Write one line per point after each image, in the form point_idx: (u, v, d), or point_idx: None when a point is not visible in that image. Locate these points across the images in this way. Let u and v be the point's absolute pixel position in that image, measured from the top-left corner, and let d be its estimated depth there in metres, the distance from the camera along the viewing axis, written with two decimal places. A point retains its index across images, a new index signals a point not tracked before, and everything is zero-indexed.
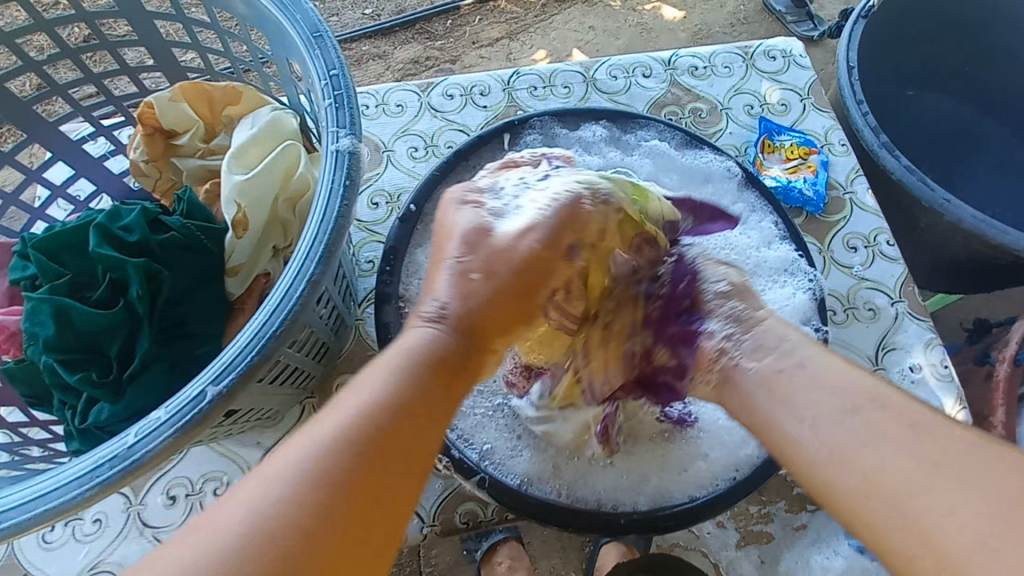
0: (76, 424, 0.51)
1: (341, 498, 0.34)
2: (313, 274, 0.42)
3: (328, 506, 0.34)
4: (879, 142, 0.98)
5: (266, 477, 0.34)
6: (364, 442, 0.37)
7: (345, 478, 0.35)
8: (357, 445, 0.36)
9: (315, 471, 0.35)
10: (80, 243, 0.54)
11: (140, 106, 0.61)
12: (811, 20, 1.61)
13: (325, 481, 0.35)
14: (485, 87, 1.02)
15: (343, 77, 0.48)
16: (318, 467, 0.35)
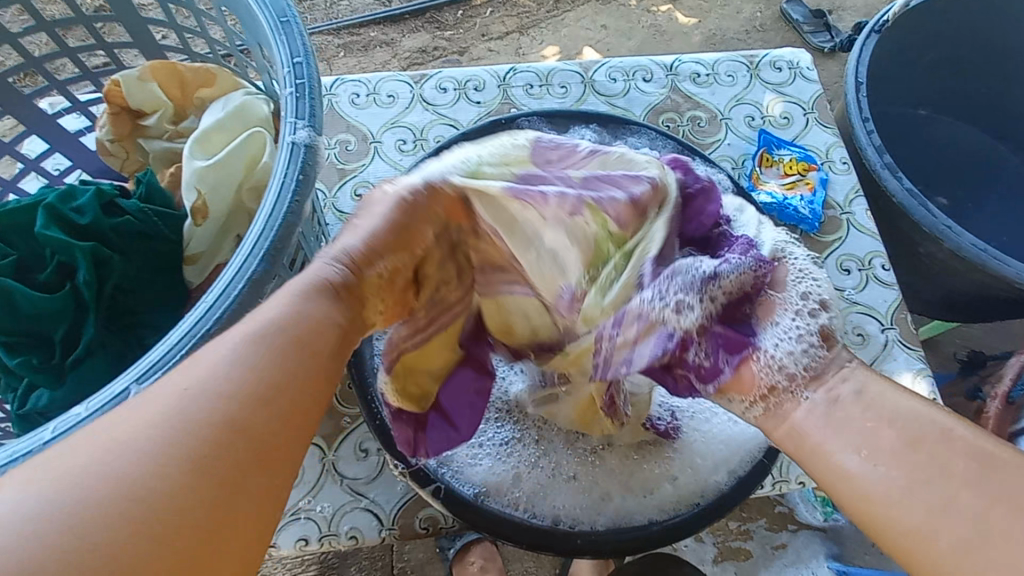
0: (15, 408, 0.49)
1: (207, 456, 0.30)
2: (255, 271, 0.40)
3: (183, 480, 0.29)
4: (881, 163, 0.95)
5: (113, 445, 0.29)
6: (233, 389, 0.33)
7: (210, 455, 0.31)
8: (232, 393, 0.33)
9: (169, 439, 0.30)
10: (28, 222, 0.53)
11: (107, 84, 0.60)
12: (827, 31, 1.57)
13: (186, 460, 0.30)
14: (481, 82, 0.99)
15: (307, 66, 0.46)
16: (185, 434, 0.30)
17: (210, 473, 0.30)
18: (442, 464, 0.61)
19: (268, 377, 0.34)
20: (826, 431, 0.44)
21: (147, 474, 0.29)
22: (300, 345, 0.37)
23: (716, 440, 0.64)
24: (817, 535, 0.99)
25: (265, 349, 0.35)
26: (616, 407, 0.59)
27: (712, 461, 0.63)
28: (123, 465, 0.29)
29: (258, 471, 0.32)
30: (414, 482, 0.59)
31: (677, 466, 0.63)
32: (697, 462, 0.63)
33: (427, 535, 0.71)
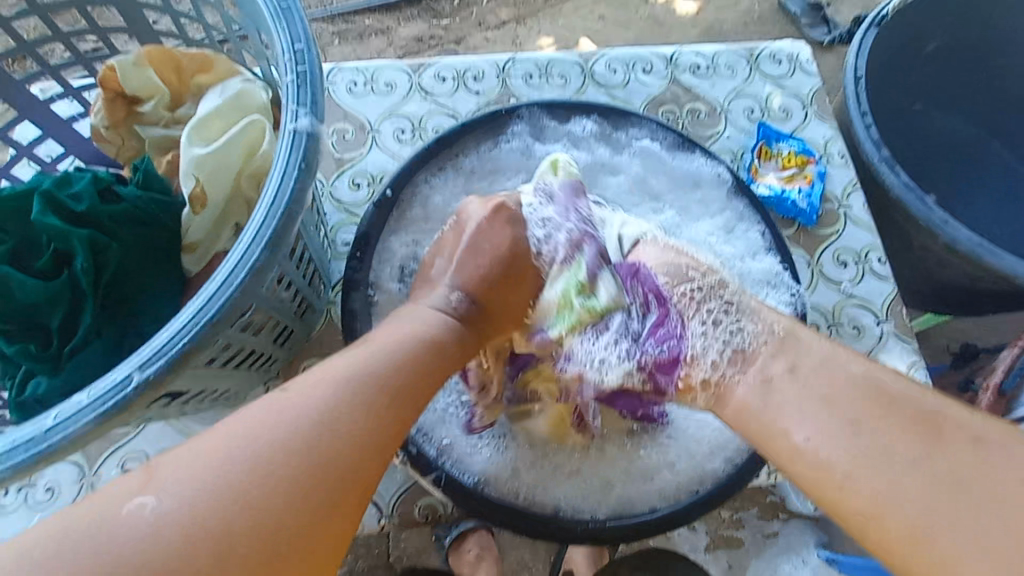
0: (12, 397, 0.49)
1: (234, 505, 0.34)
2: (258, 260, 0.39)
3: (278, 496, 0.35)
4: (880, 157, 0.96)
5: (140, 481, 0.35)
6: (330, 425, 0.38)
7: (278, 491, 0.35)
8: (330, 426, 0.38)
9: (227, 468, 0.35)
10: (23, 208, 0.52)
11: (103, 68, 0.59)
12: (826, 24, 1.57)
13: (277, 477, 0.35)
14: (479, 72, 0.98)
15: (308, 52, 0.45)
16: (280, 456, 0.36)
17: (300, 495, 0.36)
18: (442, 453, 0.62)
19: (355, 418, 0.40)
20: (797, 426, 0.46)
21: (243, 487, 0.35)
22: (375, 393, 0.42)
23: (707, 427, 0.66)
24: (808, 524, 1.00)
25: (351, 389, 0.41)
26: (584, 417, 0.64)
27: (706, 448, 0.64)
28: (208, 481, 0.34)
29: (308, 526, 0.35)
30: (414, 469, 0.59)
31: (671, 452, 0.64)
32: (692, 448, 0.64)
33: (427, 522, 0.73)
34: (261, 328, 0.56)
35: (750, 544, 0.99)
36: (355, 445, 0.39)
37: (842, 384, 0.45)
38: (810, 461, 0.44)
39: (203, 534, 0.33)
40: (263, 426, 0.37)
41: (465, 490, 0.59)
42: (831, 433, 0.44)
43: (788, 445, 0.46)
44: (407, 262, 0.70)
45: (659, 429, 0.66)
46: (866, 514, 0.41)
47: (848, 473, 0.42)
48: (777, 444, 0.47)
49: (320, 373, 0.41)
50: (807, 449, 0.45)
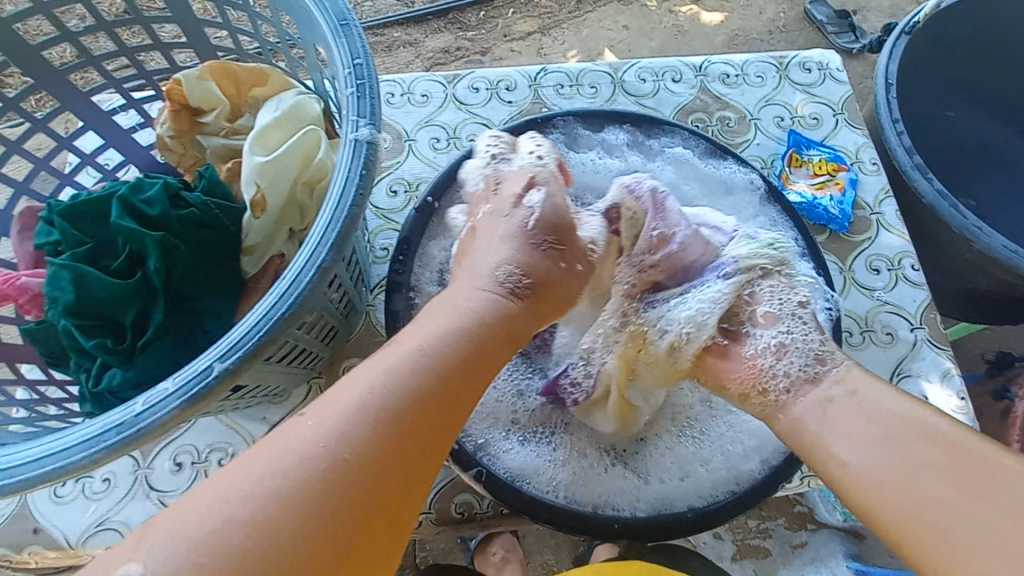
0: (88, 387, 0.53)
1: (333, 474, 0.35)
2: (324, 260, 0.42)
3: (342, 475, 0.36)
4: (913, 163, 0.95)
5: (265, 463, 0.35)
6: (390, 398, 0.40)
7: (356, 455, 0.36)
8: (363, 448, 0.37)
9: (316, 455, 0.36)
10: (102, 212, 0.56)
11: (170, 82, 0.63)
12: (852, 32, 1.56)
13: (351, 465, 0.36)
14: (512, 82, 1.01)
15: (367, 66, 0.48)
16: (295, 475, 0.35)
17: (363, 490, 0.36)
18: (479, 448, 0.63)
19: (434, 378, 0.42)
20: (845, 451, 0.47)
21: (331, 472, 0.35)
22: (453, 359, 0.44)
23: (745, 429, 0.67)
24: (837, 535, 0.99)
25: (406, 370, 0.41)
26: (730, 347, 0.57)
27: (743, 449, 0.65)
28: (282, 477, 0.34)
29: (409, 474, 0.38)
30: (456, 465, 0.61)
31: (710, 452, 0.66)
32: (729, 449, 0.65)
33: (462, 521, 0.74)
34: (312, 327, 0.59)
35: (779, 552, 0.98)
36: (438, 395, 0.41)
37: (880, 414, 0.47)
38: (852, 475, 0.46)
39: (313, 487, 0.34)
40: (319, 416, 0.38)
41: (504, 485, 0.60)
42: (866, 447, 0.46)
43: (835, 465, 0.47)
44: (446, 267, 0.73)
45: (709, 423, 0.68)
46: (896, 527, 0.42)
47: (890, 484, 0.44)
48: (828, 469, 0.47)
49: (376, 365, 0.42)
50: (856, 466, 0.46)
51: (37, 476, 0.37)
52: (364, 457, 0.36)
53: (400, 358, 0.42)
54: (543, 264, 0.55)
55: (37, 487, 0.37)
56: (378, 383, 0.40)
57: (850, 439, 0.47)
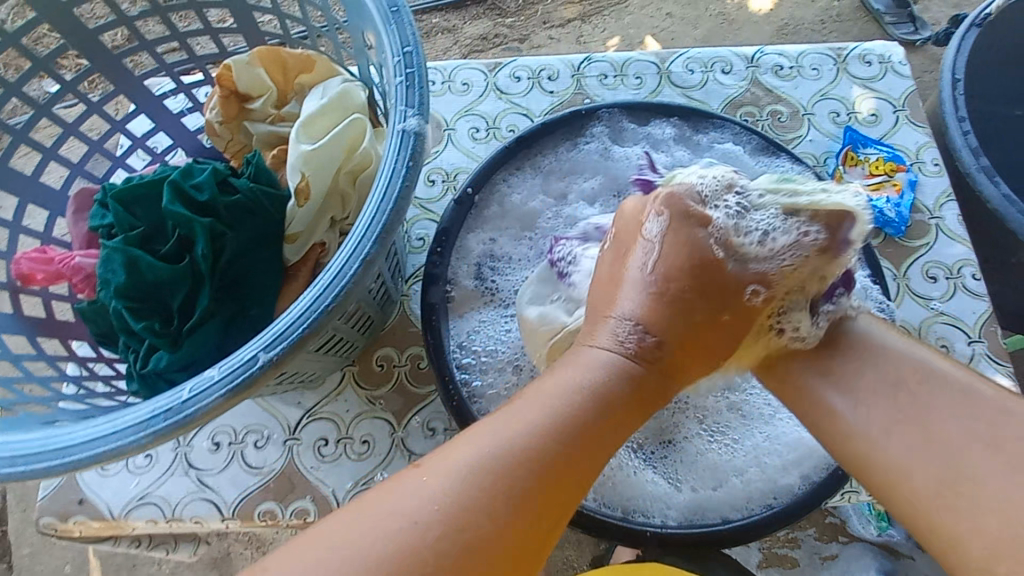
0: (137, 368, 0.54)
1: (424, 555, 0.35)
2: (369, 254, 0.42)
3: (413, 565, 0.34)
4: (978, 166, 0.89)
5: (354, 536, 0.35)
6: (478, 478, 0.38)
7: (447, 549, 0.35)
8: (449, 536, 0.35)
9: (406, 534, 0.35)
10: (153, 196, 0.57)
11: (219, 68, 0.63)
12: (913, 22, 1.47)
13: (432, 536, 0.35)
14: (554, 72, 0.99)
15: (416, 55, 0.47)
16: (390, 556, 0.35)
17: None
18: None
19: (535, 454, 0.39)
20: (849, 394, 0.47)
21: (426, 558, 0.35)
22: (566, 432, 0.40)
23: (784, 441, 0.64)
24: (872, 550, 0.95)
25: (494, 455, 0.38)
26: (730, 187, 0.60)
27: (781, 462, 0.63)
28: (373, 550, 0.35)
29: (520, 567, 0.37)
30: None
31: (747, 461, 0.63)
32: (768, 460, 0.63)
33: None
34: (351, 317, 0.59)
35: (808, 564, 0.96)
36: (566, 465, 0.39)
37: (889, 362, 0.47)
38: (849, 427, 0.46)
39: (412, 566, 0.34)
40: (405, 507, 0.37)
41: None
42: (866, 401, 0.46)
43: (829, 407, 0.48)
44: (483, 261, 0.72)
45: (748, 431, 0.65)
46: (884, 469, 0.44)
47: (884, 433, 0.44)
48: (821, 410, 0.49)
49: (474, 441, 0.40)
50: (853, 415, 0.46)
51: (90, 456, 0.38)
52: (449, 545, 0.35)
53: (512, 428, 0.40)
54: (667, 315, 0.48)
55: (88, 467, 0.38)
56: (481, 465, 0.38)
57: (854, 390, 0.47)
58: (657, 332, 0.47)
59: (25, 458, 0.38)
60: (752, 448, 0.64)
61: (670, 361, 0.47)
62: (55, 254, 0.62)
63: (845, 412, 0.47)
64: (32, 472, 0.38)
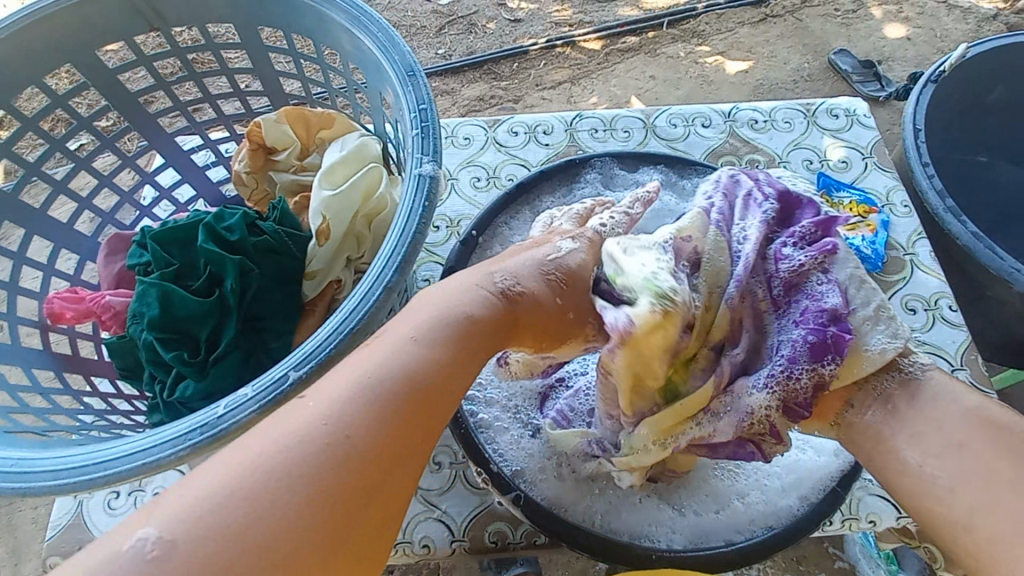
0: (163, 397, 0.57)
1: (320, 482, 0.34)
2: (389, 282, 0.46)
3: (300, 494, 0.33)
4: (945, 206, 0.96)
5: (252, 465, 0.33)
6: (371, 415, 0.37)
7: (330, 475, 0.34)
8: (330, 464, 0.34)
9: (285, 464, 0.34)
10: (187, 237, 0.62)
11: (250, 125, 0.70)
12: (878, 80, 1.61)
13: (325, 464, 0.34)
14: (549, 127, 1.07)
15: (431, 111, 0.54)
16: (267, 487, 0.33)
17: (324, 502, 0.33)
18: (518, 474, 0.65)
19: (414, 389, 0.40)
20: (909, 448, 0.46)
21: (303, 478, 0.34)
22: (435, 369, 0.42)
23: (783, 464, 0.66)
24: None
25: (381, 386, 0.39)
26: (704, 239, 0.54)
27: (781, 484, 0.64)
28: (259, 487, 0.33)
29: (386, 487, 0.36)
30: (495, 488, 0.62)
31: (747, 486, 0.65)
32: (768, 483, 0.65)
33: (496, 550, 0.73)
34: None
35: None
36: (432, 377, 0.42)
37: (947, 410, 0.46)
38: (917, 480, 0.45)
39: (295, 491, 0.33)
40: (286, 426, 0.36)
41: (543, 512, 0.61)
42: (934, 451, 0.45)
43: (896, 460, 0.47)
44: None
45: (748, 457, 0.68)
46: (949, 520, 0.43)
47: (952, 485, 0.43)
48: (886, 458, 0.48)
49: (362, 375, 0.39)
50: (917, 468, 0.46)
51: (129, 469, 0.40)
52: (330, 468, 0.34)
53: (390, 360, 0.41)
54: (541, 284, 0.51)
55: (126, 480, 0.41)
56: (365, 385, 0.39)
57: (914, 440, 0.46)
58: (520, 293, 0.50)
59: (68, 472, 0.41)
60: (755, 473, 0.66)
61: (522, 316, 0.50)
62: (86, 294, 0.66)
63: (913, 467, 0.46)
64: (76, 485, 0.41)
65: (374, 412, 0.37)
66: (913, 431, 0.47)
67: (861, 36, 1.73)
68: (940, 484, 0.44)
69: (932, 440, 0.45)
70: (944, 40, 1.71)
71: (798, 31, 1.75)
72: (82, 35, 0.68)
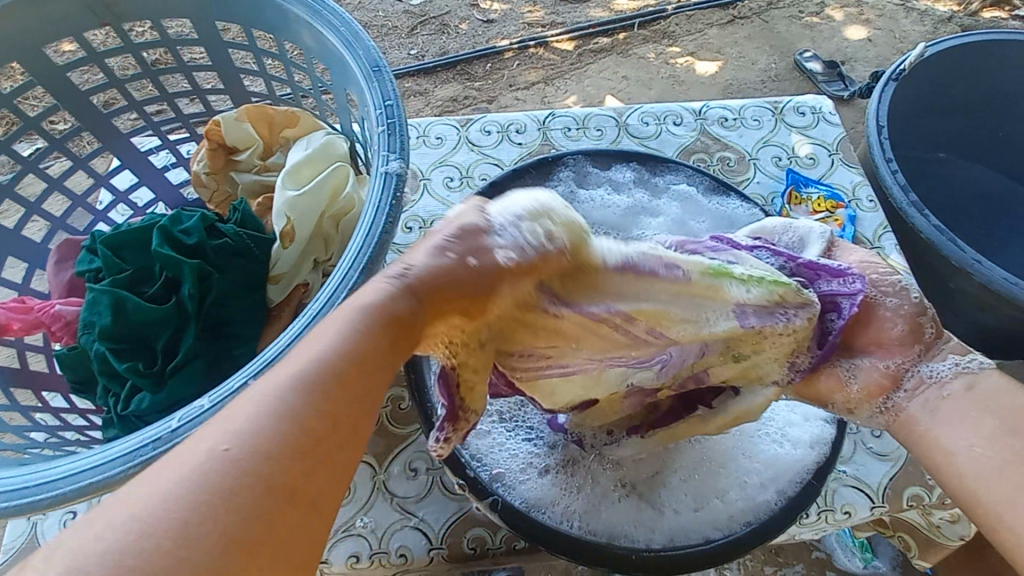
0: (117, 410, 0.54)
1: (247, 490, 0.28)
2: (355, 283, 0.45)
3: (240, 501, 0.28)
4: (908, 201, 0.98)
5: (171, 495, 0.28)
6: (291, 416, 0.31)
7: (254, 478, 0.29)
8: (262, 470, 0.29)
9: (215, 487, 0.28)
10: (142, 241, 0.59)
11: (209, 124, 0.67)
12: (842, 80, 1.65)
13: (251, 467, 0.29)
14: (522, 126, 1.07)
15: (397, 107, 0.53)
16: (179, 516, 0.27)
17: (261, 490, 0.29)
18: (495, 478, 0.63)
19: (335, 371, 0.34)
20: (958, 439, 0.50)
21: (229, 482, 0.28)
22: (354, 357, 0.35)
23: (760, 458, 0.66)
24: None
25: (313, 377, 0.33)
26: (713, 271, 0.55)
27: (759, 479, 0.65)
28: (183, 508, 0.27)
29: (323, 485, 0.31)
30: (472, 495, 0.61)
31: (726, 483, 0.65)
32: (746, 479, 0.65)
33: (474, 557, 0.71)
34: None
35: None
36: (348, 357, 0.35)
37: (991, 401, 0.50)
38: (961, 465, 0.49)
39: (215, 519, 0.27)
40: (215, 433, 0.30)
41: (521, 515, 0.60)
42: (984, 440, 0.48)
43: (943, 448, 0.50)
44: None
45: (729, 454, 0.67)
46: (990, 507, 0.46)
47: (1003, 472, 0.46)
48: (936, 452, 0.51)
49: (294, 368, 0.33)
50: (962, 454, 0.49)
51: (75, 490, 0.38)
52: (262, 473, 0.29)
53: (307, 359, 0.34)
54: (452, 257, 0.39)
55: (74, 500, 0.38)
56: (283, 400, 0.32)
57: (961, 429, 0.50)
58: (470, 267, 0.40)
59: (8, 495, 0.38)
60: (738, 471, 0.65)
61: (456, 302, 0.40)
62: (34, 303, 0.62)
63: (953, 455, 0.49)
64: (16, 509, 0.38)
65: (295, 414, 0.31)
66: (952, 421, 0.51)
67: (824, 38, 1.77)
68: (986, 469, 0.47)
69: (945, 418, 0.51)
70: (902, 41, 1.77)
71: (764, 32, 1.78)
72: (26, 30, 0.64)
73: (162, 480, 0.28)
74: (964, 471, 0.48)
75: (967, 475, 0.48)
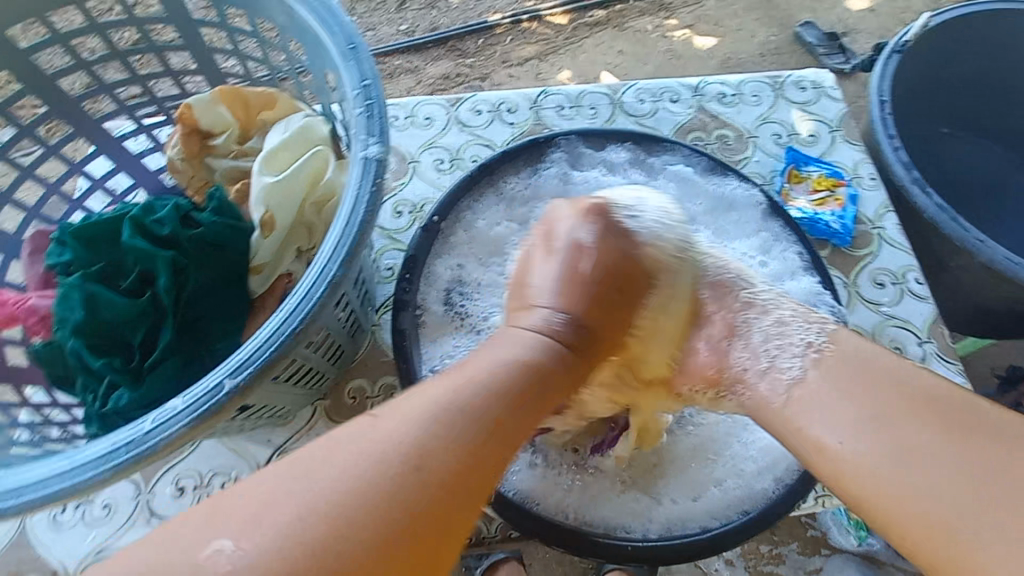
0: (94, 408, 0.52)
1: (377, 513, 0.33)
2: (335, 276, 0.43)
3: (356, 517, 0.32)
4: (910, 178, 0.96)
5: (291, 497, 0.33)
6: (425, 446, 0.36)
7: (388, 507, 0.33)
8: (385, 499, 0.33)
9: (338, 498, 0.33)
10: (114, 233, 0.57)
11: (181, 107, 0.64)
12: (844, 53, 1.60)
13: (384, 497, 0.33)
14: (513, 104, 1.03)
15: (376, 88, 0.50)
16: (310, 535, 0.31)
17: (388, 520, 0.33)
18: None
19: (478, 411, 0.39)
20: (826, 430, 0.48)
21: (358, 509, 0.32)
22: (492, 404, 0.40)
23: (757, 446, 0.65)
24: (852, 559, 0.96)
25: (446, 411, 0.38)
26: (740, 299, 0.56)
27: (756, 467, 0.64)
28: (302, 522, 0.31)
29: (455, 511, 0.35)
30: None
31: (721, 471, 0.64)
32: (741, 467, 0.64)
33: (471, 545, 0.71)
34: (319, 346, 0.59)
35: None
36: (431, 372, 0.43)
37: (876, 377, 0.48)
38: (840, 459, 0.46)
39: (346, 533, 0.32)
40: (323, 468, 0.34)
41: (512, 506, 0.59)
42: (859, 430, 0.46)
43: (813, 441, 0.48)
44: (451, 287, 0.72)
45: (720, 446, 0.67)
46: (884, 506, 0.43)
47: (882, 464, 0.44)
48: (804, 442, 0.49)
49: (398, 409, 0.38)
50: (838, 448, 0.47)
51: (45, 497, 0.36)
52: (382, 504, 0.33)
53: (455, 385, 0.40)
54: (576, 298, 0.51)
55: (44, 508, 0.37)
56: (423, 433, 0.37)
57: (835, 417, 0.48)
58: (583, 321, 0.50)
59: None
60: (731, 463, 0.65)
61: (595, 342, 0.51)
62: (9, 297, 0.60)
63: (839, 449, 0.46)
64: None
65: (430, 454, 0.35)
66: (840, 404, 0.48)
67: (827, 8, 1.71)
68: (864, 461, 0.45)
69: (834, 404, 0.48)
70: (906, 11, 1.71)
71: (765, 3, 1.72)
72: None
73: (285, 496, 0.33)
74: (847, 465, 0.46)
75: (856, 470, 0.45)
